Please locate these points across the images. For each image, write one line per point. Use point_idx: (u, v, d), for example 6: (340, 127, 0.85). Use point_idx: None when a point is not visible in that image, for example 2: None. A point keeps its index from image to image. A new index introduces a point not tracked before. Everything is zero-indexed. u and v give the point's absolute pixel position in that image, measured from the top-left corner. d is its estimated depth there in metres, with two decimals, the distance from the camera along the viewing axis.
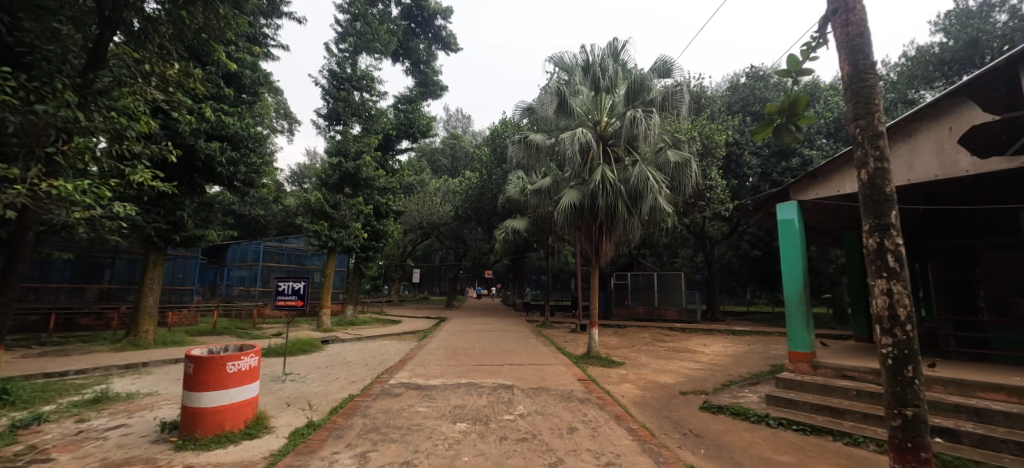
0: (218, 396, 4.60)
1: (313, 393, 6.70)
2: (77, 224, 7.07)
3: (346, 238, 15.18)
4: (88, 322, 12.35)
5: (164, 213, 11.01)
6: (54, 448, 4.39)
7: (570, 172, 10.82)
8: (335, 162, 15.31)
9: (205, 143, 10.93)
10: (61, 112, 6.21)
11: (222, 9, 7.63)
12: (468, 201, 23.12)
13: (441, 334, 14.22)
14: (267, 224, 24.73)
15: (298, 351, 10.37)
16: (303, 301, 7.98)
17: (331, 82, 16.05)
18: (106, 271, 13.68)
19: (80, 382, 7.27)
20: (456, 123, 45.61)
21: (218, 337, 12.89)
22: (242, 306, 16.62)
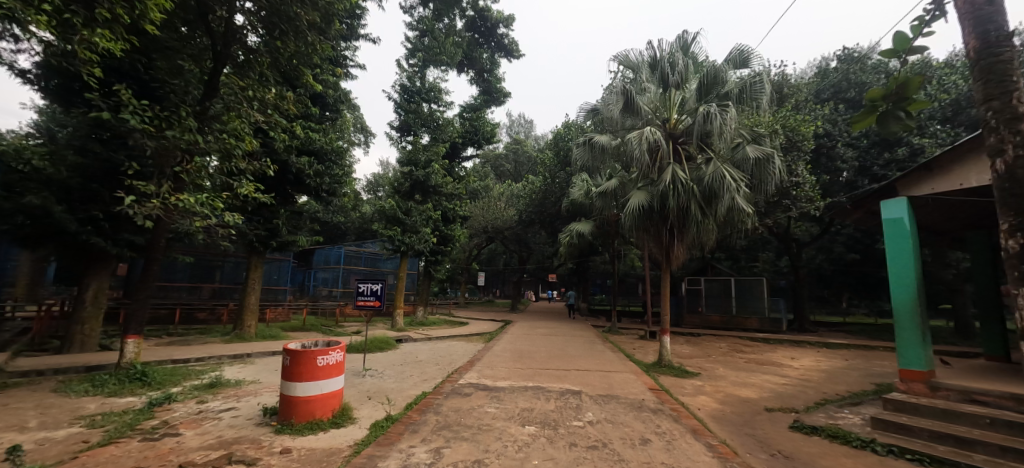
0: (309, 386, 5.01)
1: (390, 389, 7.06)
2: (196, 231, 8.11)
3: (417, 242, 15.89)
4: (204, 316, 14.22)
5: (263, 221, 12.25)
6: (181, 424, 5.06)
7: (638, 173, 10.43)
8: (407, 171, 16.11)
9: (296, 158, 12.08)
10: (185, 136, 7.28)
11: (310, 36, 8.37)
12: (532, 205, 23.21)
13: (507, 337, 14.38)
14: (346, 230, 26.63)
15: (375, 348, 11.02)
16: (381, 301, 8.42)
17: (402, 96, 16.97)
18: (217, 272, 15.53)
19: (198, 369, 8.31)
20: (519, 128, 46.09)
21: (306, 333, 14.08)
22: (327, 306, 17.98)
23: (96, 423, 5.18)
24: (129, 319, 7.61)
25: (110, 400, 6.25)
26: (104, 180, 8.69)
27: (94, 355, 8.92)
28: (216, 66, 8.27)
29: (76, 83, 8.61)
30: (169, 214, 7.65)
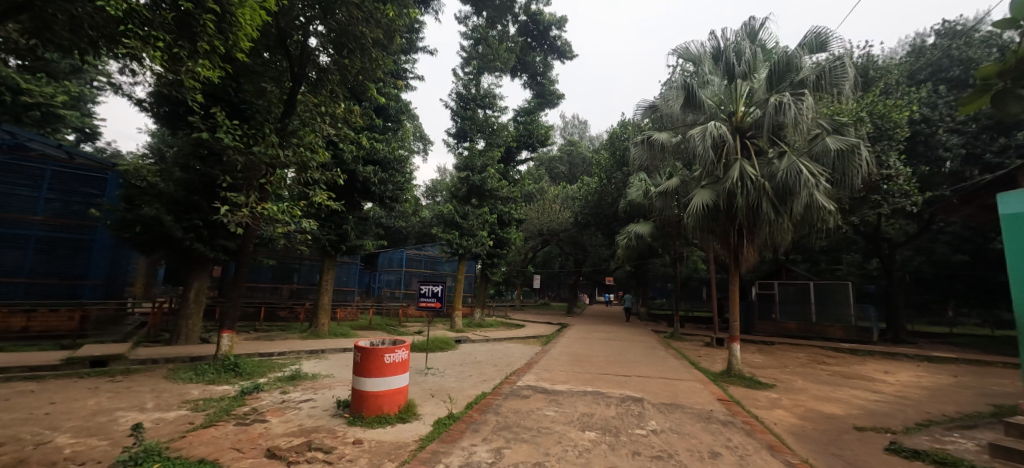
0: (377, 382, 5.27)
1: (451, 388, 7.25)
2: (278, 237, 8.84)
3: (474, 245, 16.17)
4: (285, 314, 15.45)
5: (334, 227, 13.11)
6: (267, 412, 5.55)
7: (701, 171, 9.89)
8: (464, 176, 16.49)
9: (362, 168, 12.82)
10: (268, 151, 8.04)
11: (374, 52, 8.88)
12: (588, 207, 22.85)
13: (564, 340, 14.27)
14: (407, 234, 27.79)
15: (436, 348, 11.37)
16: (441, 303, 8.65)
17: (458, 104, 17.43)
18: (295, 274, 16.83)
19: (281, 362, 9.05)
20: (573, 129, 45.71)
21: (373, 332, 14.85)
22: (391, 307, 18.83)
23: (198, 407, 5.81)
24: (223, 316, 8.46)
25: (209, 387, 6.99)
26: (204, 193, 9.79)
27: (195, 347, 10.01)
28: (294, 86, 9.21)
29: (182, 109, 9.79)
30: (256, 222, 8.42)
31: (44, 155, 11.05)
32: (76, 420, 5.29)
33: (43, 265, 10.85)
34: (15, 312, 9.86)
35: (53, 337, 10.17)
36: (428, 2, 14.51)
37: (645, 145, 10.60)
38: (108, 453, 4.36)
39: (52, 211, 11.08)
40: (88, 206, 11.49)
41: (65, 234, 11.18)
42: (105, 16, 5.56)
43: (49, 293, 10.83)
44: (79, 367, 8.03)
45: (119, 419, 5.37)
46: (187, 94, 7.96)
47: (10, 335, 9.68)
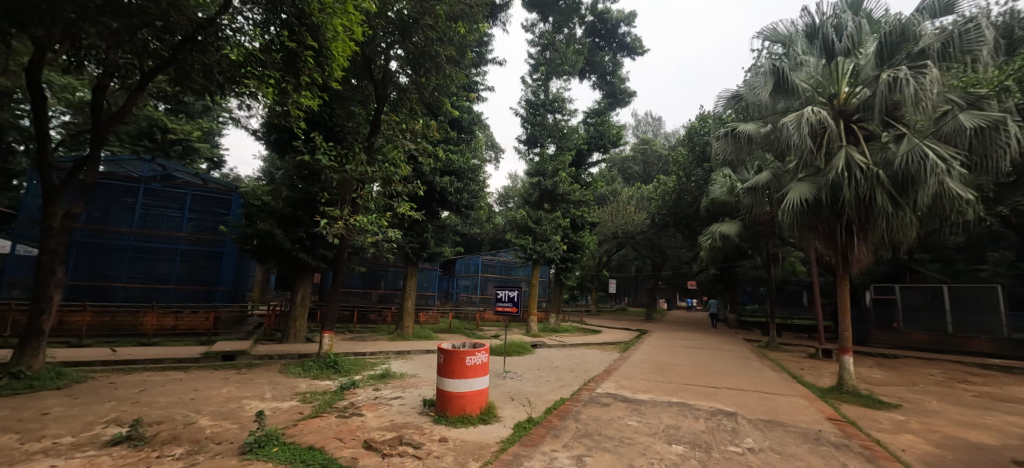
0: (460, 383, 5.43)
1: (531, 392, 7.25)
2: (368, 246, 9.52)
3: (548, 250, 16.07)
4: (374, 317, 16.58)
5: (416, 235, 13.83)
6: (362, 406, 5.98)
7: (798, 163, 8.93)
8: (535, 181, 16.55)
9: (440, 179, 13.43)
10: (357, 169, 8.78)
11: (448, 70, 9.89)
12: (666, 207, 21.76)
13: (645, 347, 13.67)
14: (482, 240, 28.54)
15: (514, 352, 11.49)
16: (517, 307, 8.67)
17: (528, 110, 17.56)
18: (381, 280, 18.02)
19: (372, 361, 9.73)
20: (647, 126, 44.00)
21: (453, 335, 15.41)
22: (469, 311, 19.38)
23: (306, 399, 6.43)
24: (324, 317, 9.30)
25: (313, 382, 7.71)
26: (306, 208, 10.97)
27: (300, 345, 11.12)
28: (379, 108, 9.97)
29: (286, 135, 11.02)
30: (349, 233, 9.13)
31: (186, 182, 13.08)
32: (212, 405, 6.12)
33: (187, 274, 12.75)
34: (167, 313, 11.69)
35: (194, 334, 11.92)
36: (496, 14, 14.90)
37: (729, 138, 9.92)
38: (237, 435, 4.98)
39: (193, 228, 13.00)
40: (219, 223, 13.34)
41: (203, 247, 13.02)
42: (228, 63, 8.14)
43: (191, 298, 12.67)
44: (213, 360, 9.30)
45: (244, 406, 6.12)
46: (293, 122, 9.44)
47: (164, 332, 11.52)
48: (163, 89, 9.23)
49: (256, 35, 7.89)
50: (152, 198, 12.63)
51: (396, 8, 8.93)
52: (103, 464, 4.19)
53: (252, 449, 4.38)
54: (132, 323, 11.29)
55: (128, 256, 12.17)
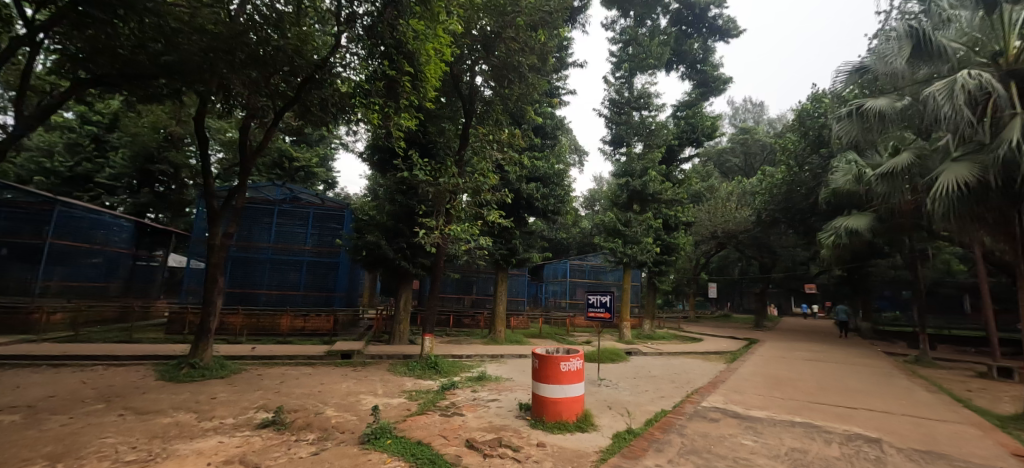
0: (555, 389, 5.43)
1: (628, 402, 6.99)
2: (461, 254, 10.02)
3: (640, 253, 15.30)
4: (468, 322, 17.21)
5: (505, 242, 14.14)
6: (462, 407, 6.26)
7: (952, 139, 7.51)
8: (623, 182, 16.01)
9: (526, 185, 13.64)
10: (449, 181, 9.31)
11: (530, 78, 10.13)
12: (773, 202, 19.66)
13: (755, 358, 12.43)
14: (569, 245, 28.31)
15: (608, 359, 11.19)
16: (611, 313, 8.32)
17: (612, 110, 17.12)
18: (474, 286, 18.74)
19: (469, 363, 10.16)
20: (746, 114, 40.33)
21: (544, 340, 15.48)
22: (559, 316, 19.30)
23: (412, 397, 6.93)
24: (424, 321, 9.93)
25: (418, 381, 8.28)
26: (406, 220, 11.88)
27: (404, 347, 12.00)
28: (467, 122, 10.51)
29: (388, 155, 12.11)
30: (444, 241, 9.70)
31: (309, 202, 14.93)
32: (335, 398, 6.88)
33: (312, 282, 14.46)
34: (299, 316, 13.46)
35: (319, 335, 13.54)
36: (575, 17, 14.82)
37: (855, 118, 8.86)
38: (357, 426, 5.54)
39: (315, 242, 14.74)
40: (335, 237, 14.96)
41: (324, 258, 14.69)
42: (337, 94, 9.24)
43: (315, 303, 14.34)
44: (333, 358, 10.47)
45: (360, 401, 6.78)
46: (393, 143, 10.37)
47: (297, 332, 13.29)
48: (291, 125, 10.72)
49: (361, 68, 8.84)
50: (284, 217, 14.62)
51: (480, 25, 9.44)
52: (255, 443, 4.93)
53: (369, 440, 4.82)
54: (272, 324, 13.20)
55: (267, 267, 14.19)
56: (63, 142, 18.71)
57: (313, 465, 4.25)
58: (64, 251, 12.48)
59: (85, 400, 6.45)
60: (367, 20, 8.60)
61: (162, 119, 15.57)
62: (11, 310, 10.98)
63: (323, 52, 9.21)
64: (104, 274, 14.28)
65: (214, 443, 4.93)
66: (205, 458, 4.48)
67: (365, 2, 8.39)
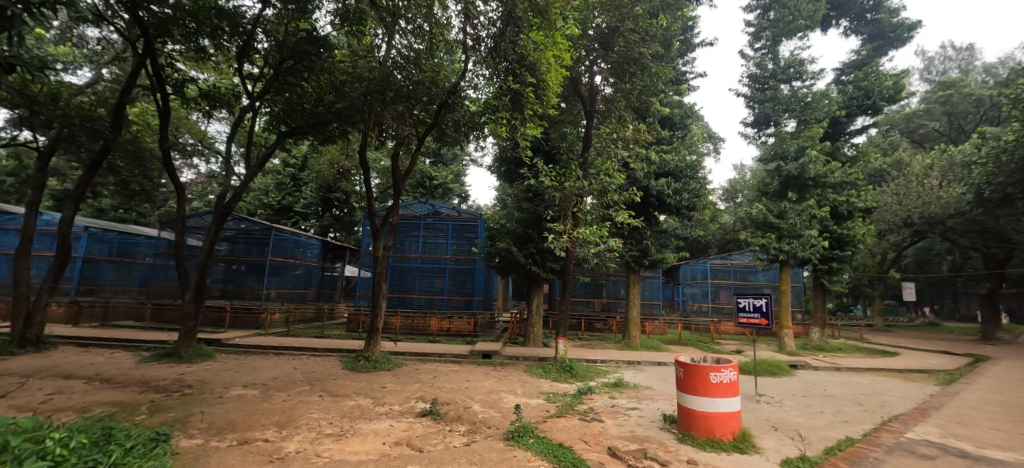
0: (705, 402, 5.06)
1: (796, 423, 6.09)
2: (591, 257, 10.02)
3: (801, 249, 12.95)
4: (600, 326, 17.01)
5: (635, 243, 13.52)
6: (602, 413, 6.21)
7: None
8: (773, 167, 13.94)
9: (656, 181, 12.90)
10: (576, 184, 9.37)
11: (653, 67, 9.66)
12: (997, 175, 15.11)
13: (980, 381, 9.67)
14: (708, 243, 25.82)
15: (765, 372, 9.91)
16: (768, 319, 7.27)
17: (753, 87, 15.29)
18: (603, 289, 18.40)
19: (604, 369, 10.01)
20: (948, 63, 31.86)
21: (684, 347, 14.41)
22: (701, 322, 17.76)
23: (551, 399, 7.12)
24: (558, 325, 10.09)
25: (554, 384, 8.47)
26: (535, 226, 12.39)
27: (539, 349, 12.35)
28: (589, 123, 10.49)
29: (514, 165, 12.75)
30: (573, 245, 9.80)
31: (448, 215, 16.47)
32: (480, 395, 7.46)
33: (454, 287, 15.87)
34: (444, 317, 14.94)
35: (462, 335, 14.79)
36: None
37: None
38: (502, 422, 5.91)
39: (454, 250, 16.17)
40: (471, 245, 16.20)
41: (463, 265, 16.02)
42: (470, 114, 10.04)
43: (458, 306, 15.70)
44: (476, 357, 11.32)
45: (503, 399, 7.23)
46: (520, 152, 10.85)
47: (444, 332, 14.75)
48: (430, 148, 11.97)
49: (488, 86, 9.49)
50: (428, 230, 16.40)
51: (597, 23, 9.42)
52: (418, 429, 5.63)
53: (514, 437, 5.11)
54: (424, 324, 14.90)
55: (417, 274, 16.05)
56: (272, 181, 24.03)
57: (467, 455, 4.67)
58: (278, 265, 15.93)
59: (297, 382, 8.15)
60: (490, 42, 9.24)
61: (335, 155, 18.92)
62: (248, 310, 14.51)
63: (454, 78, 10.12)
64: (304, 282, 17.70)
65: (388, 426, 5.76)
66: (382, 438, 5.27)
67: (487, 24, 8.99)
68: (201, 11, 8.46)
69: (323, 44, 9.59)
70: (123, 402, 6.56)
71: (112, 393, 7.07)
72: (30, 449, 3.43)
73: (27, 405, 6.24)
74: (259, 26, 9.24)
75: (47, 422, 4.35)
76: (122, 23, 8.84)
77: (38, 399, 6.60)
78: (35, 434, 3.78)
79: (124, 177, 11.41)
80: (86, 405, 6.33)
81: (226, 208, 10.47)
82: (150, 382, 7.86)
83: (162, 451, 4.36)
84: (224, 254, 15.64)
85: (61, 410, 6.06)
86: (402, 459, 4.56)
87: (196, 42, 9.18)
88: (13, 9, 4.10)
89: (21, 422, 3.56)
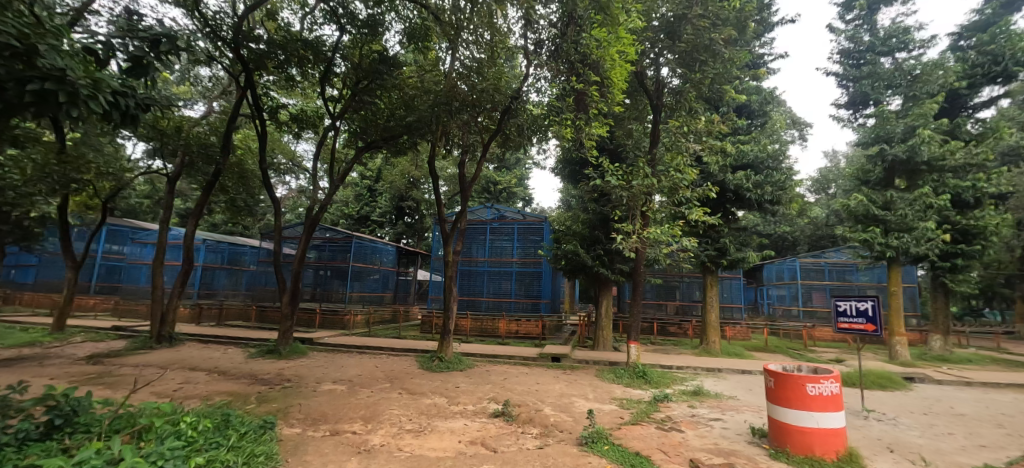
0: (801, 416, 4.58)
1: (918, 445, 5.29)
2: (663, 258, 9.56)
3: (913, 244, 11.35)
4: (674, 330, 16.10)
5: (712, 242, 12.66)
6: (682, 423, 5.87)
7: None
8: (875, 152, 12.37)
9: (733, 175, 12.01)
10: (644, 182, 8.98)
11: (725, 53, 9.03)
12: None
13: None
14: (796, 240, 23.55)
15: (872, 384, 8.77)
16: (875, 325, 6.41)
17: (846, 64, 13.75)
18: (677, 291, 17.50)
19: (681, 375, 9.47)
20: None
21: (771, 354, 13.25)
22: (791, 326, 16.23)
23: (625, 405, 6.87)
24: (629, 328, 9.74)
25: (627, 390, 8.17)
26: (601, 228, 12.13)
27: (610, 354, 11.99)
28: (656, 118, 10.05)
29: (579, 166, 12.57)
30: (643, 246, 9.41)
31: (514, 218, 16.63)
32: (552, 398, 7.39)
33: (521, 290, 15.95)
34: (513, 320, 15.06)
35: (531, 338, 14.79)
36: None
37: None
38: (574, 427, 5.80)
39: (521, 254, 16.27)
40: (537, 248, 16.21)
41: (530, 268, 16.06)
42: (533, 117, 10.06)
43: (526, 309, 15.75)
44: (546, 360, 11.27)
45: (574, 403, 7.10)
46: (585, 153, 10.68)
47: (512, 335, 14.86)
48: (494, 153, 12.16)
49: (551, 88, 9.46)
50: (494, 234, 16.67)
51: (661, 13, 9.08)
52: (491, 429, 5.69)
53: (588, 442, 4.99)
54: (493, 327, 15.13)
55: (485, 277, 16.36)
56: (352, 193, 25.85)
57: (541, 458, 4.63)
58: (359, 270, 17.06)
59: (379, 380, 8.64)
60: (551, 44, 9.23)
61: (407, 165, 19.93)
62: (334, 312, 15.69)
63: (516, 83, 10.19)
64: (382, 286, 18.80)
65: (463, 425, 5.89)
66: (458, 436, 5.41)
67: (547, 27, 8.98)
68: (290, 43, 9.63)
69: (393, 62, 10.24)
70: (237, 393, 7.38)
71: (227, 384, 7.98)
72: (169, 430, 3.96)
73: (165, 391, 7.25)
74: (338, 52, 10.13)
75: (181, 407, 5.01)
76: (228, 61, 10.05)
77: (172, 387, 7.64)
78: (172, 417, 4.37)
79: (232, 195, 12.91)
80: (208, 394, 7.20)
81: (314, 219, 11.41)
82: (257, 375, 8.77)
83: (269, 437, 4.83)
84: (313, 261, 17.11)
85: (190, 397, 6.96)
86: (478, 458, 4.63)
87: (286, 71, 10.18)
88: (149, 58, 4.92)
89: (162, 406, 4.12)
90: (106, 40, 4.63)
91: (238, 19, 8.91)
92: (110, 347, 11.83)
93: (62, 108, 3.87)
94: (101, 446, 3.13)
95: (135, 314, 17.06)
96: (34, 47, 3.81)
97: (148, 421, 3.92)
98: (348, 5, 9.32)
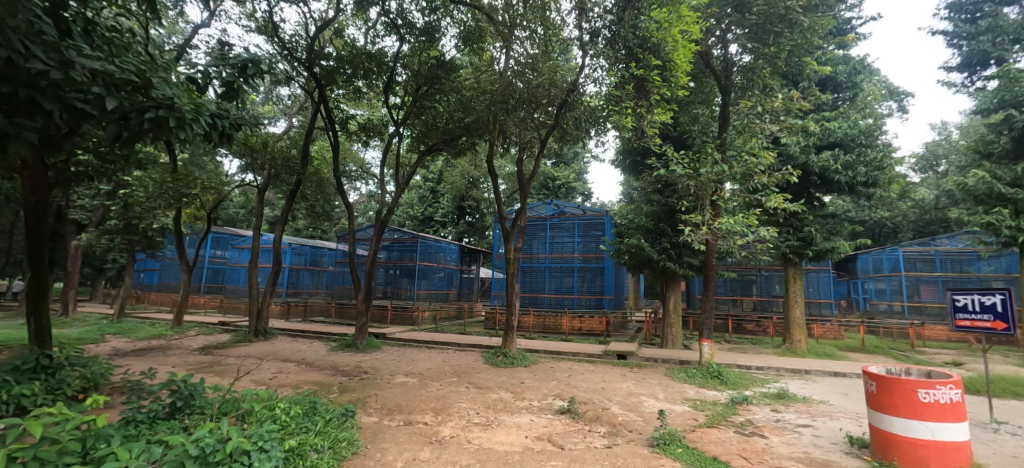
0: (914, 427, 4.00)
1: None
2: (737, 250, 8.89)
3: None
4: (752, 327, 14.93)
5: (794, 231, 11.52)
6: (766, 428, 5.40)
7: None
8: (998, 119, 10.59)
9: (817, 156, 10.86)
10: (715, 169, 8.35)
11: (805, 22, 8.20)
12: None
13: None
14: (898, 227, 20.85)
15: (1002, 392, 7.50)
16: (1007, 322, 5.47)
17: (956, 19, 11.94)
18: (754, 286, 16.29)
19: (762, 377, 8.76)
20: None
21: (869, 355, 11.86)
22: (893, 324, 14.37)
23: (699, 407, 6.47)
24: (701, 325, 9.14)
25: (701, 391, 7.67)
26: (668, 220, 11.58)
27: (680, 352, 11.38)
28: (725, 99, 9.34)
29: (641, 157, 12.06)
30: (714, 238, 8.78)
31: (574, 213, 16.37)
32: (619, 396, 7.15)
33: (584, 286, 15.65)
34: (576, 316, 14.76)
35: (596, 335, 14.38)
36: None
37: None
38: (644, 427, 5.55)
39: (582, 249, 15.99)
40: (599, 243, 15.84)
41: (592, 263, 15.71)
42: (591, 109, 9.77)
43: (589, 305, 15.41)
44: (611, 358, 10.92)
45: (643, 402, 6.80)
46: (647, 142, 10.19)
47: (576, 332, 14.56)
48: (552, 149, 12.03)
49: (608, 77, 9.14)
50: (555, 230, 16.54)
51: None
52: (558, 426, 5.61)
53: (659, 444, 4.74)
54: (556, 323, 14.93)
55: (547, 274, 16.26)
56: (416, 196, 26.95)
57: (611, 457, 4.46)
58: (425, 269, 17.70)
59: (447, 374, 8.89)
60: (607, 32, 8.88)
61: (467, 165, 20.40)
62: (404, 309, 16.37)
63: (571, 76, 9.96)
64: (447, 284, 19.39)
65: (528, 420, 5.87)
66: (524, 431, 5.38)
67: (603, 14, 8.68)
68: (356, 58, 10.23)
69: (451, 64, 10.44)
70: (321, 382, 7.96)
71: (313, 374, 8.63)
72: (266, 414, 4.26)
73: (262, 380, 8.01)
74: (399, 61, 10.55)
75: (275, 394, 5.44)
76: (303, 78, 10.85)
77: (268, 376, 8.40)
78: (268, 402, 4.74)
79: (311, 202, 13.95)
80: (298, 383, 7.83)
81: (384, 221, 11.91)
82: (338, 367, 9.40)
83: (351, 424, 5.13)
84: (384, 261, 18.06)
85: (283, 385, 7.62)
86: (546, 454, 4.57)
87: (353, 84, 10.79)
88: (238, 81, 5.37)
89: (260, 393, 4.50)
90: (205, 69, 5.13)
91: (310, 40, 9.61)
92: (217, 340, 13.31)
93: (173, 132, 4.30)
94: (213, 426, 3.42)
95: (236, 311, 19.05)
96: (149, 80, 4.37)
97: (249, 406, 4.28)
98: (405, 15, 9.66)
